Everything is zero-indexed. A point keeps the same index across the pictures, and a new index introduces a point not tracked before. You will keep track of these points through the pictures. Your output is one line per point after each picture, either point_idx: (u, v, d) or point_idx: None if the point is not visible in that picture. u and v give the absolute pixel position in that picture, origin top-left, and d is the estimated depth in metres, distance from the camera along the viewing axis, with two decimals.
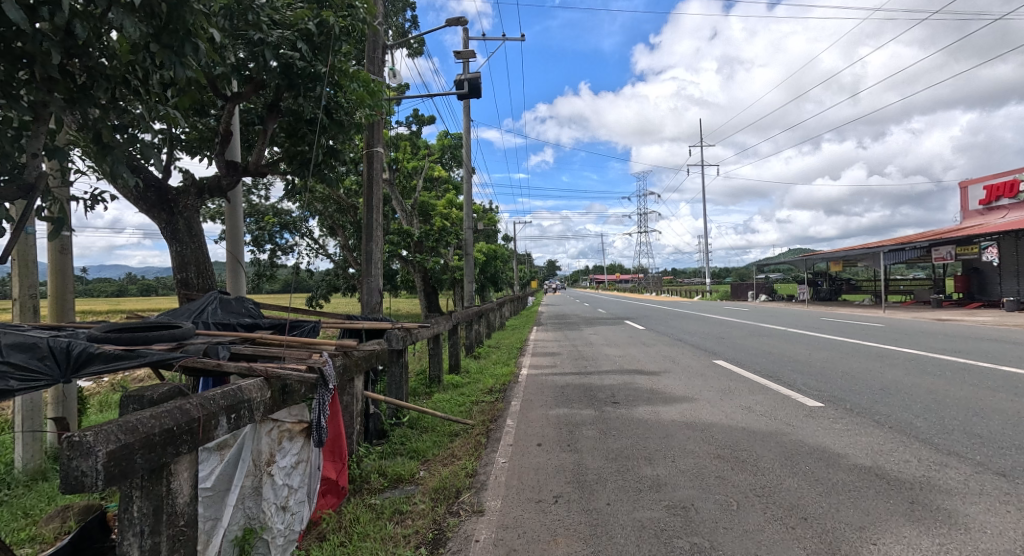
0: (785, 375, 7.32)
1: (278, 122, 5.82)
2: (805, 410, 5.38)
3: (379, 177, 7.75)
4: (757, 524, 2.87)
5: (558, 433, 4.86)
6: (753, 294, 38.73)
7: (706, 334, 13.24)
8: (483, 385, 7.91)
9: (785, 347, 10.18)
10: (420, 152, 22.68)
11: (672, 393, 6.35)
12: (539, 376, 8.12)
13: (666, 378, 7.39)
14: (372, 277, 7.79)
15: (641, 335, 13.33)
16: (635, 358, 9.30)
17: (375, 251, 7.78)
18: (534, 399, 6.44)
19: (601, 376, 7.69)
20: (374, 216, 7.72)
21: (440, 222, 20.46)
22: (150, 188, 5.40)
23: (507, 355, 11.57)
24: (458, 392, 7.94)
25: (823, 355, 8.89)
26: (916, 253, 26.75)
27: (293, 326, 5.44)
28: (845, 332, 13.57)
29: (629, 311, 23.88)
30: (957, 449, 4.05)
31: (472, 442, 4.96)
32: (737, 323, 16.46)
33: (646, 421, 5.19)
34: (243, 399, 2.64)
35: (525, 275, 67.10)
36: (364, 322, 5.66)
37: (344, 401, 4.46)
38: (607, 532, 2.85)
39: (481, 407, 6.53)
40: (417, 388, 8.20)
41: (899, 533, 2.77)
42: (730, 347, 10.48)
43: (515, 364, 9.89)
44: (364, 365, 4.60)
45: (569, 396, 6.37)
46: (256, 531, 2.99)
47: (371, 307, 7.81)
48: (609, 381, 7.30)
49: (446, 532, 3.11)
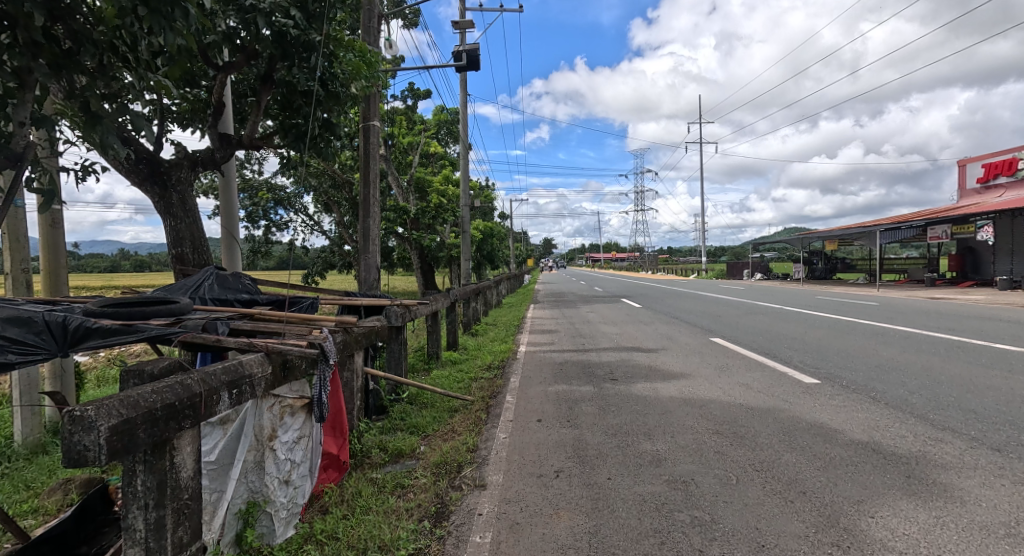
0: (781, 352, 7.36)
1: (272, 94, 5.70)
2: (802, 387, 5.41)
3: (376, 152, 7.63)
4: (757, 498, 2.90)
5: (558, 409, 4.87)
6: (748, 273, 38.84)
7: (702, 312, 13.31)
8: (482, 362, 7.92)
9: (780, 325, 10.25)
10: (416, 127, 22.42)
11: (669, 370, 6.39)
12: (537, 352, 8.15)
13: (664, 355, 7.43)
14: (370, 254, 7.72)
15: (638, 313, 13.39)
16: (633, 336, 9.35)
17: (373, 227, 7.69)
18: (532, 375, 6.46)
19: (598, 353, 7.72)
20: (371, 191, 7.61)
21: (437, 198, 20.35)
22: (142, 160, 5.30)
23: (505, 332, 11.61)
24: (457, 368, 7.98)
25: (819, 333, 8.95)
26: (912, 232, 26.82)
27: (291, 302, 5.41)
28: (840, 311, 13.63)
29: (625, 290, 23.95)
30: (952, 425, 4.08)
31: (472, 418, 4.98)
32: (733, 301, 16.54)
33: (645, 397, 5.22)
34: (244, 375, 2.62)
35: (521, 254, 67.19)
36: (364, 299, 5.64)
37: (344, 377, 4.46)
38: (609, 506, 2.88)
39: (480, 384, 6.57)
40: (416, 364, 8.24)
41: (897, 506, 2.78)
42: (727, 325, 10.54)
43: (513, 341, 9.93)
44: (364, 342, 4.59)
45: (568, 373, 6.40)
46: (259, 504, 3.01)
47: (369, 285, 7.77)
48: (607, 358, 7.35)
49: (449, 506, 3.13)
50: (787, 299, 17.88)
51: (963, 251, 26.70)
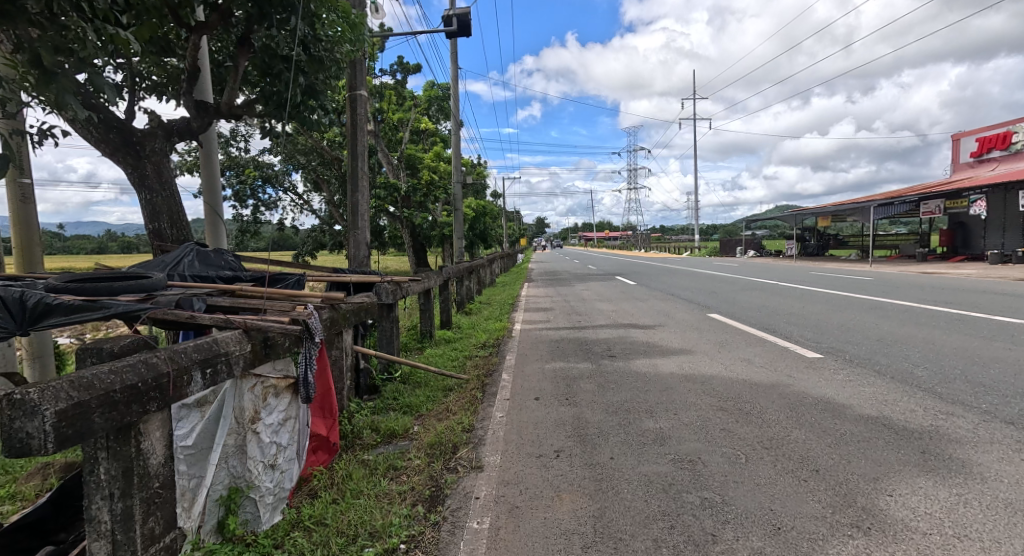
0: (780, 327, 7.24)
1: (251, 59, 5.40)
2: (804, 361, 5.28)
3: (364, 123, 7.34)
4: (769, 478, 2.75)
5: (555, 386, 4.72)
6: (741, 250, 38.84)
7: (697, 288, 13.21)
8: (476, 341, 7.76)
9: (776, 300, 10.17)
10: (406, 103, 21.96)
11: (668, 346, 6.26)
12: (533, 330, 7.98)
13: (662, 331, 7.29)
14: (359, 230, 7.47)
15: (633, 290, 13.26)
16: (629, 312, 9.21)
17: (362, 202, 7.41)
18: (529, 353, 6.30)
19: (594, 330, 7.57)
20: (359, 164, 7.33)
21: (428, 175, 20.07)
22: (113, 129, 5.05)
23: (499, 310, 11.44)
24: (450, 346, 7.82)
25: (816, 307, 8.86)
26: (905, 207, 26.79)
27: (276, 279, 5.17)
28: (835, 286, 13.58)
29: (618, 268, 23.84)
30: (963, 398, 3.93)
31: (468, 396, 4.82)
32: (727, 277, 16.48)
33: (644, 374, 5.08)
34: (219, 353, 2.41)
35: (513, 232, 66.93)
36: (354, 276, 5.41)
37: (333, 356, 4.26)
38: (613, 487, 2.72)
39: (474, 362, 6.41)
40: (408, 342, 8.07)
41: (915, 483, 2.62)
42: (723, 301, 10.41)
43: (507, 319, 9.76)
44: (353, 319, 4.37)
45: (565, 350, 6.24)
46: (242, 490, 2.84)
47: (359, 262, 7.53)
48: (603, 335, 7.20)
49: (444, 490, 2.96)
50: (781, 275, 17.82)
51: (955, 226, 26.73)
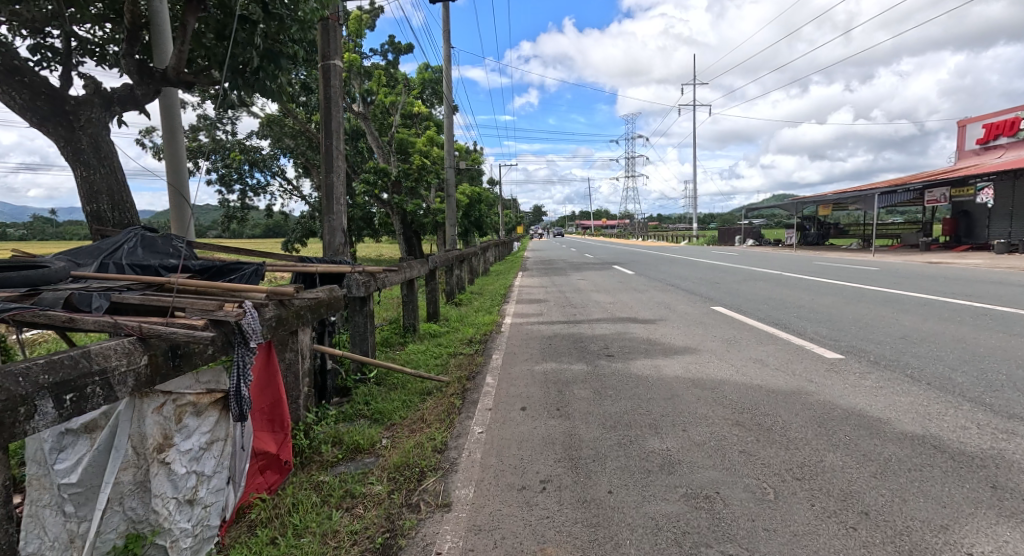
0: (790, 323, 6.66)
1: (202, 17, 4.76)
2: (824, 363, 4.70)
3: (339, 97, 6.69)
4: (809, 525, 2.18)
5: (545, 393, 4.13)
6: (740, 239, 38.20)
7: (698, 279, 12.63)
8: (461, 336, 7.15)
9: (781, 291, 9.62)
10: (397, 85, 21.20)
11: (670, 344, 5.67)
12: (524, 325, 7.39)
13: (664, 327, 6.72)
14: (335, 215, 6.82)
15: (631, 280, 12.66)
16: (627, 305, 8.64)
17: (337, 183, 6.76)
18: (517, 351, 5.70)
19: (589, 325, 6.97)
20: (334, 141, 6.68)
21: (420, 160, 19.41)
22: (41, 95, 4.46)
23: (490, 302, 10.82)
24: (435, 342, 7.24)
25: (827, 300, 8.28)
26: (909, 195, 26.19)
27: (229, 269, 4.56)
28: (841, 276, 13.02)
29: (615, 257, 23.24)
30: (1019, 412, 3.35)
31: (445, 404, 4.23)
32: (728, 267, 15.90)
33: (646, 378, 4.50)
34: (85, 375, 1.86)
35: (510, 220, 66.20)
36: (320, 265, 4.79)
37: (287, 360, 3.67)
38: (612, 539, 2.15)
39: (458, 361, 5.82)
40: (390, 337, 7.49)
41: (997, 537, 2.05)
42: (727, 292, 9.84)
43: (498, 312, 9.16)
44: (311, 317, 3.77)
45: (557, 348, 5.65)
46: (144, 538, 2.28)
47: (334, 250, 6.90)
48: (600, 331, 6.62)
49: (401, 537, 2.37)
50: (783, 265, 17.25)
51: (959, 215, 26.18)
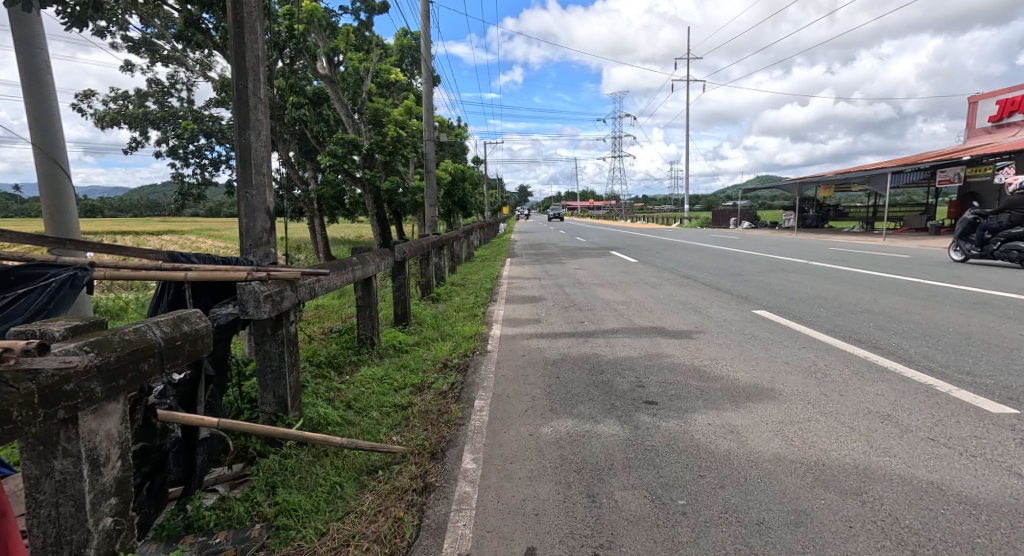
0: (878, 340, 4.93)
1: None
2: (1001, 427, 2.95)
3: (257, 22, 4.85)
4: None
5: (569, 507, 2.33)
6: (735, 221, 36.58)
7: (714, 269, 10.88)
8: (432, 356, 5.33)
9: (827, 287, 7.88)
10: (369, 47, 19.12)
11: (733, 383, 3.88)
12: (517, 339, 5.56)
13: (708, 345, 4.96)
14: (255, 191, 4.91)
15: (637, 272, 10.86)
16: (645, 308, 6.89)
17: (257, 143, 4.88)
18: (510, 392, 3.91)
19: (606, 344, 5.16)
20: (250, 84, 4.80)
21: (395, 130, 17.43)
22: None
23: (473, 299, 8.98)
24: (397, 363, 5.46)
25: (896, 302, 6.57)
26: (918, 176, 24.75)
27: (30, 275, 2.76)
28: (874, 264, 11.39)
29: (609, 240, 21.44)
30: None
31: (386, 523, 2.39)
32: (739, 254, 14.19)
33: (729, 460, 2.73)
34: None
35: (495, 200, 64.05)
36: (189, 270, 2.89)
37: (62, 475, 1.79)
38: None
39: (423, 403, 4.03)
40: (339, 354, 5.72)
41: None
42: (760, 288, 8.14)
43: (483, 315, 7.35)
44: (115, 384, 1.89)
45: (571, 388, 3.87)
46: None
47: (254, 238, 4.96)
48: (624, 351, 4.85)
49: None
50: (795, 250, 15.59)
51: (965, 196, 24.91)
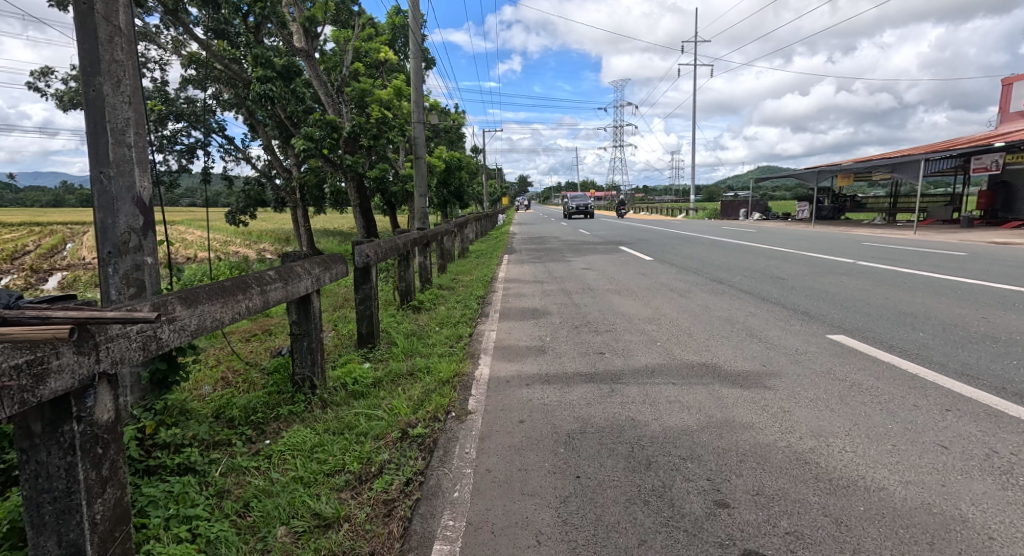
0: None
1: None
2: None
3: None
4: None
5: None
6: (745, 212, 34.83)
7: (747, 270, 9.24)
8: (390, 412, 3.68)
9: (906, 299, 6.21)
10: (352, 21, 17.39)
11: (883, 500, 2.23)
12: (513, 384, 3.93)
13: (794, 403, 3.35)
14: (113, 171, 3.23)
15: (657, 274, 9.23)
16: (682, 330, 5.29)
17: (115, 98, 3.20)
18: (501, 522, 2.26)
19: (643, 398, 3.53)
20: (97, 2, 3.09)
21: (379, 111, 15.71)
22: None
23: (462, 308, 7.37)
24: (341, 421, 3.82)
25: (1018, 323, 4.91)
26: (949, 163, 22.95)
27: None
28: (934, 263, 9.68)
29: (614, 233, 19.73)
30: None
31: None
32: (768, 250, 12.50)
33: None
34: None
35: (495, 191, 62.35)
36: None
37: None
38: None
39: (348, 529, 2.37)
40: (263, 406, 4.09)
41: None
42: (818, 299, 6.51)
43: (470, 336, 5.74)
44: None
45: (603, 516, 2.23)
46: None
47: (116, 242, 3.28)
48: (671, 415, 3.24)
49: None
50: (826, 245, 13.88)
51: (996, 186, 23.15)
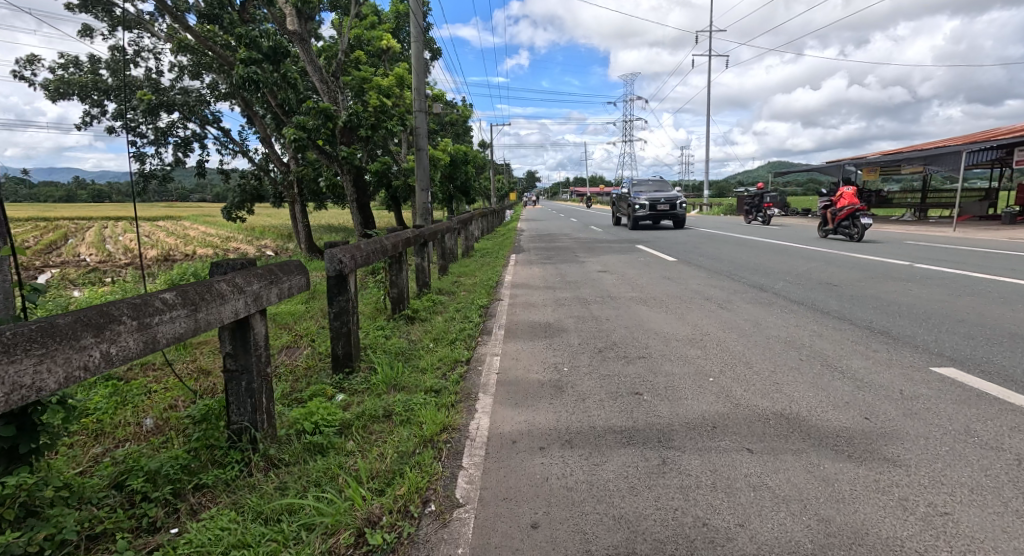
0: None
1: None
2: None
3: None
4: None
5: None
6: (763, 208, 33.41)
7: (789, 274, 8.09)
8: (343, 496, 2.56)
9: (1005, 315, 5.04)
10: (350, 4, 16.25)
11: None
12: (521, 451, 2.80)
13: (940, 493, 2.24)
14: None
15: (685, 279, 8.11)
16: (736, 358, 4.16)
17: None
18: None
19: (712, 483, 2.40)
20: None
21: (378, 99, 14.62)
22: None
23: (461, 320, 6.28)
24: (279, 502, 2.71)
25: None
26: (986, 155, 21.48)
27: None
28: (1004, 266, 8.45)
29: (629, 230, 18.52)
30: None
31: None
32: (804, 250, 11.30)
33: None
34: None
35: (503, 187, 61.33)
36: None
37: None
38: None
39: None
40: (183, 471, 3.00)
41: None
42: (892, 313, 5.35)
43: (468, 362, 4.64)
44: None
45: None
46: None
47: None
48: (763, 517, 2.12)
49: None
50: (864, 244, 12.65)
51: None
